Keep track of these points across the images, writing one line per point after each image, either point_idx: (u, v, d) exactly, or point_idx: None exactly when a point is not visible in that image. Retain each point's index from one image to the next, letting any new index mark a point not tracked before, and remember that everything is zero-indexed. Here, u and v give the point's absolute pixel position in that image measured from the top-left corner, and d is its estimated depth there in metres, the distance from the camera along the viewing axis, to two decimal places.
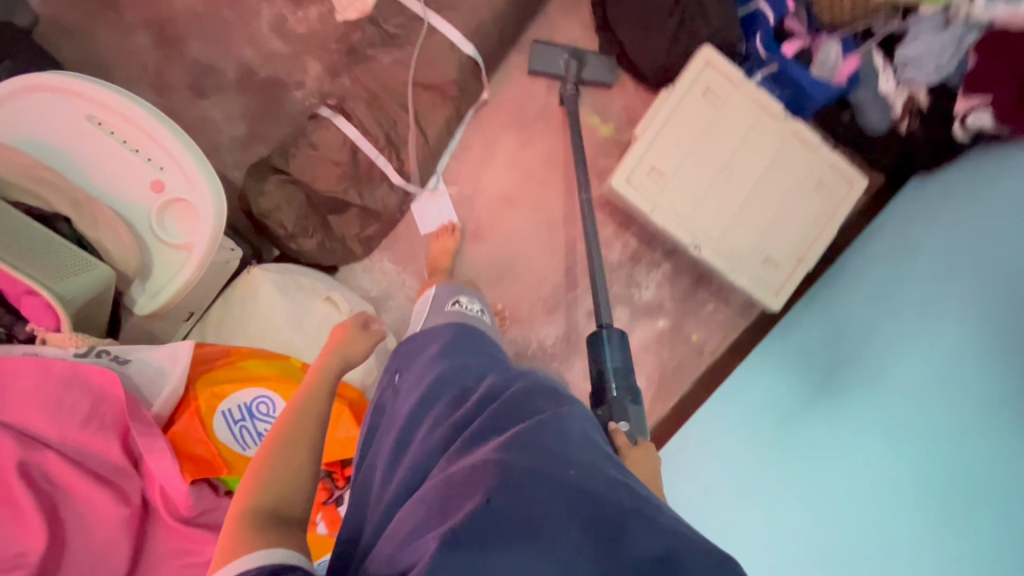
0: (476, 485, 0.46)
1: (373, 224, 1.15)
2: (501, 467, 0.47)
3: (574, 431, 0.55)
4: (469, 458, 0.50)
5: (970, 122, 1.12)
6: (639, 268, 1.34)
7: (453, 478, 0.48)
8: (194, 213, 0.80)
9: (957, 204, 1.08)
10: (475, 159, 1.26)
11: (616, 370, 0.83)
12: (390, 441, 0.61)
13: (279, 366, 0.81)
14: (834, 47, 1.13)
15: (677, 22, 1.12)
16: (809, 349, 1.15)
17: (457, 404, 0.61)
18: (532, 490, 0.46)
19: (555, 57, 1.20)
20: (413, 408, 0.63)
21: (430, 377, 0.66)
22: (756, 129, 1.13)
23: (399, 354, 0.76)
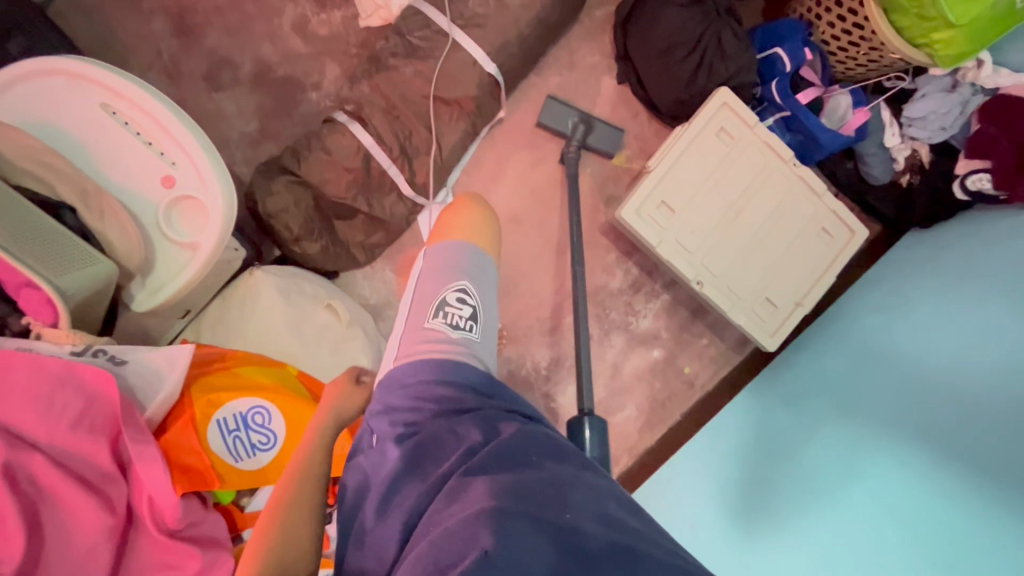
0: (473, 539, 0.47)
1: (378, 233, 1.14)
2: (495, 519, 0.48)
3: (561, 470, 0.57)
4: (464, 510, 0.51)
5: (970, 183, 1.15)
6: (638, 296, 1.34)
7: (453, 532, 0.49)
8: (203, 212, 0.78)
9: (951, 259, 1.11)
10: (485, 175, 1.26)
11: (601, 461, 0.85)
12: (378, 492, 0.63)
13: (273, 375, 0.80)
14: (844, 98, 1.18)
15: (697, 61, 1.13)
16: (790, 396, 1.17)
17: (446, 450, 0.63)
18: (530, 538, 0.47)
19: (565, 117, 1.21)
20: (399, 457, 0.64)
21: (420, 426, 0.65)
22: (765, 172, 1.14)
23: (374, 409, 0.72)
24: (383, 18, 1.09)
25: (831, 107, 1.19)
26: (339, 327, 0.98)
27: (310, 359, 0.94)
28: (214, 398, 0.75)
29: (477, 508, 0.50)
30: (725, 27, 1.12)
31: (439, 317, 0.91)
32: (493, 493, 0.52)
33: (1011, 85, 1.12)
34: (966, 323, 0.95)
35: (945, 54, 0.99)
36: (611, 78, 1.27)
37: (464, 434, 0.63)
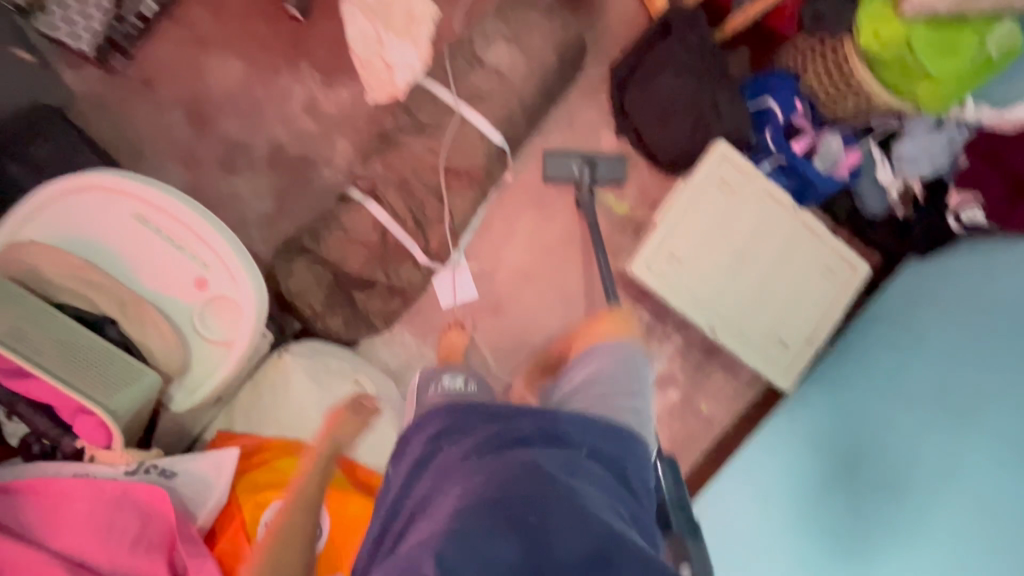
0: (427, 550, 0.49)
1: (396, 300, 1.16)
2: (456, 536, 0.49)
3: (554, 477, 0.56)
4: (436, 524, 0.52)
5: (964, 217, 1.18)
6: (651, 340, 1.37)
7: (416, 543, 0.52)
8: (236, 309, 0.81)
9: (962, 281, 1.14)
10: (495, 235, 1.29)
11: (674, 504, 0.82)
12: (385, 514, 0.63)
13: None
14: (834, 141, 1.21)
15: (693, 116, 1.17)
16: (831, 411, 1.18)
17: (450, 455, 0.63)
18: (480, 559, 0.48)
19: (568, 163, 1.26)
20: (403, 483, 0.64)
21: (423, 442, 0.67)
22: (768, 219, 1.18)
23: (399, 442, 0.70)
24: (388, 94, 1.15)
25: (823, 150, 1.21)
26: None
27: None
28: (259, 499, 0.80)
29: (447, 522, 0.51)
30: (718, 84, 1.17)
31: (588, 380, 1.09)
32: (462, 508, 0.52)
33: (993, 120, 1.17)
34: (984, 351, 0.98)
35: (930, 100, 1.02)
36: (610, 133, 1.31)
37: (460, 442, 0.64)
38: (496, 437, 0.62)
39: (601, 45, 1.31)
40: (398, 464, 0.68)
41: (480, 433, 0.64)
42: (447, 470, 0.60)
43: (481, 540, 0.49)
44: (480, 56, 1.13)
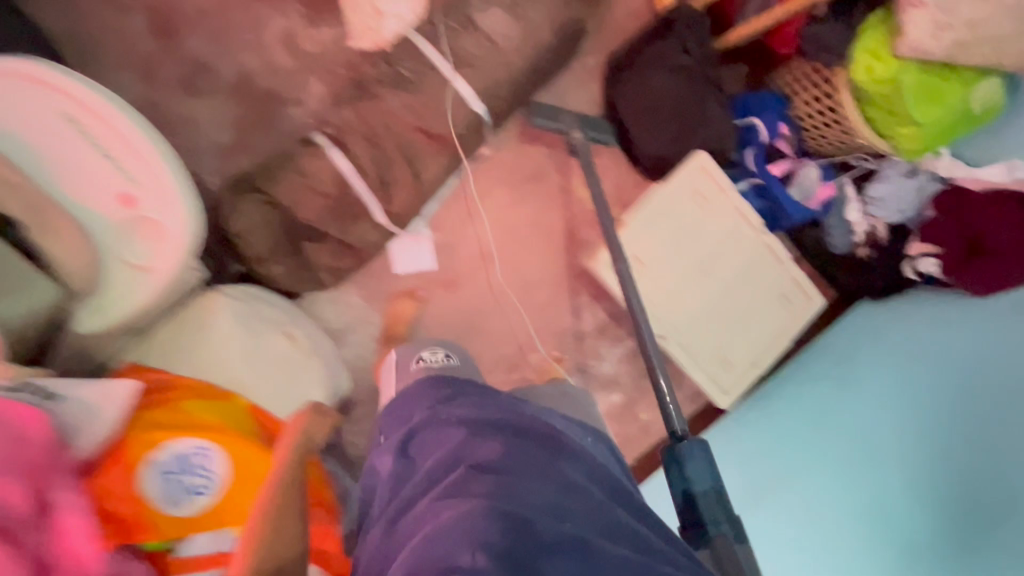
0: (457, 533, 0.49)
1: (347, 258, 1.12)
2: (483, 517, 0.49)
3: (572, 474, 0.58)
4: (460, 500, 0.52)
5: (919, 266, 1.21)
6: (604, 340, 1.34)
7: (439, 526, 0.50)
8: (163, 235, 0.75)
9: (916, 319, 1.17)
10: (462, 209, 1.25)
11: (714, 492, 0.71)
12: (384, 484, 0.65)
13: (219, 414, 0.81)
14: (813, 171, 1.21)
15: (679, 121, 1.16)
16: (773, 426, 1.21)
17: (445, 437, 0.62)
18: (511, 538, 0.48)
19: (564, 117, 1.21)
20: (399, 457, 0.65)
21: (416, 420, 0.69)
22: (735, 237, 1.18)
23: (388, 413, 0.76)
24: (373, 42, 1.08)
25: (801, 179, 1.21)
26: (300, 356, 0.96)
27: (261, 391, 0.91)
28: (152, 439, 0.74)
29: (472, 496, 0.52)
30: (709, 94, 1.15)
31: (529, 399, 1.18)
32: (490, 490, 0.53)
33: (963, 177, 1.19)
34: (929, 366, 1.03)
35: (915, 147, 1.02)
36: None
37: (458, 425, 0.63)
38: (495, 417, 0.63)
39: (600, 33, 1.27)
40: (393, 440, 0.69)
41: (472, 413, 0.65)
42: (449, 452, 0.60)
43: (513, 519, 0.50)
44: (474, 17, 1.07)
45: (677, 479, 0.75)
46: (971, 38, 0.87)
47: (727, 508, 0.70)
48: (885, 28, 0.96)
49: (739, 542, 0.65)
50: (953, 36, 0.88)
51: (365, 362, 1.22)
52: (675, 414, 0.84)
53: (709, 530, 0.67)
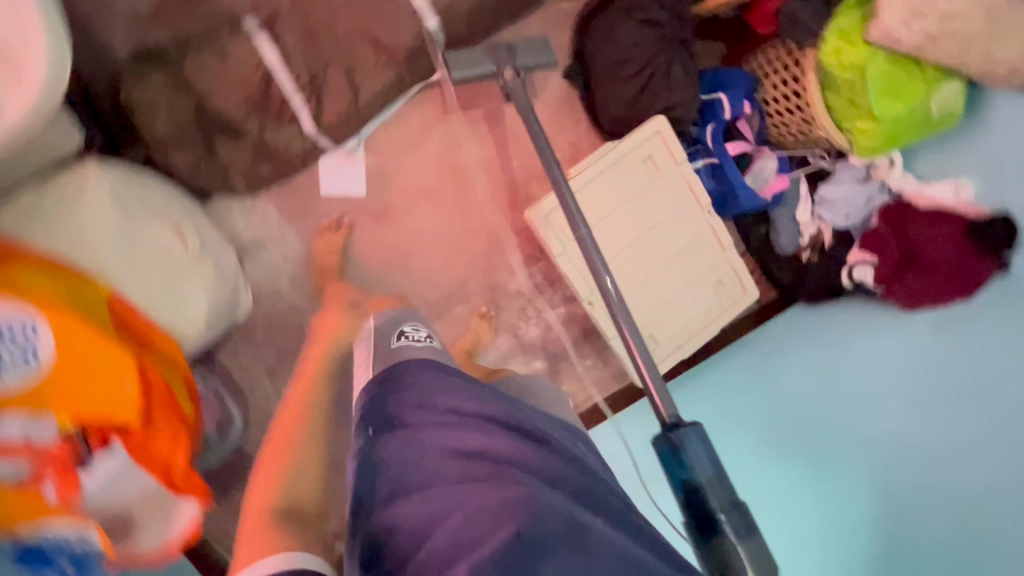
0: (503, 525, 0.47)
1: (266, 164, 1.03)
2: (527, 527, 0.47)
3: (593, 482, 0.58)
4: (503, 497, 0.49)
5: (855, 273, 1.20)
6: (535, 303, 1.27)
7: (479, 535, 0.47)
8: (16, 76, 0.67)
9: (856, 322, 1.17)
10: (404, 138, 1.17)
11: (711, 483, 0.71)
12: (361, 481, 0.54)
13: (58, 282, 0.70)
14: (770, 162, 1.18)
15: (645, 79, 1.09)
16: (733, 421, 1.16)
17: (460, 438, 0.55)
18: (566, 541, 0.47)
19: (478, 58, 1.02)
20: (384, 425, 0.56)
21: (425, 411, 0.57)
22: (680, 212, 1.14)
23: (372, 389, 0.62)
24: None
25: (757, 168, 1.18)
26: (186, 253, 0.87)
27: (127, 282, 0.80)
28: None
29: (514, 489, 0.50)
30: (678, 58, 1.10)
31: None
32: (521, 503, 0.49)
33: (911, 191, 1.17)
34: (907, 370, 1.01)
35: (867, 144, 1.00)
36: (559, 76, 1.21)
37: (476, 425, 0.56)
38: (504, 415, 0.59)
39: None
40: (379, 415, 0.58)
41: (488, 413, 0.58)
42: (467, 456, 0.53)
43: (565, 520, 0.49)
44: None
45: (677, 470, 0.74)
46: (940, 31, 0.84)
47: (729, 496, 0.70)
48: (862, 15, 0.94)
49: (742, 539, 0.66)
50: (921, 27, 0.85)
51: (274, 281, 1.14)
52: (662, 403, 0.82)
53: (720, 526, 0.68)
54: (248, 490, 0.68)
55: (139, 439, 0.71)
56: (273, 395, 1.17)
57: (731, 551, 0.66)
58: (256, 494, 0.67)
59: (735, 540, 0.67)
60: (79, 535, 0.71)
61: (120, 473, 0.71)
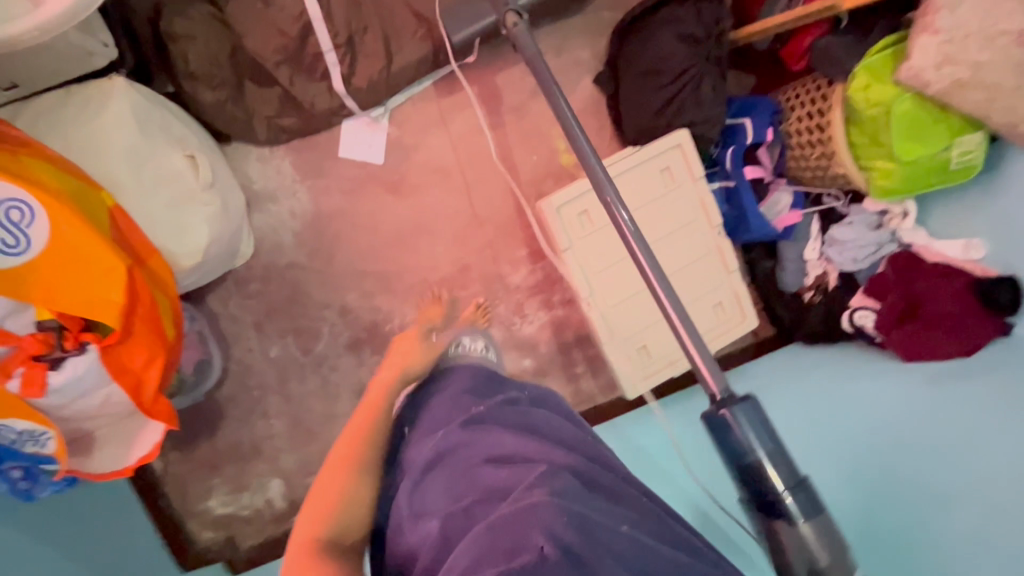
0: (525, 536, 0.48)
1: (291, 116, 1.04)
2: (563, 525, 0.49)
3: (618, 487, 0.61)
4: (512, 499, 0.54)
5: (857, 317, 1.19)
6: (533, 301, 1.26)
7: (501, 523, 0.51)
8: None
9: (878, 364, 1.13)
10: (430, 115, 1.18)
11: (772, 458, 0.60)
12: (418, 470, 0.67)
13: (69, 183, 0.74)
14: (785, 197, 1.19)
15: (671, 93, 1.11)
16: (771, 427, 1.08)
17: (497, 435, 0.65)
18: (582, 536, 0.49)
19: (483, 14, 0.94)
20: (427, 443, 0.70)
21: (475, 405, 0.72)
22: (690, 226, 1.14)
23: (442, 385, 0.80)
24: None
25: (773, 200, 1.20)
26: (194, 182, 0.87)
27: (135, 199, 0.83)
28: None
29: (533, 497, 0.52)
30: (709, 75, 1.11)
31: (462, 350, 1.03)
32: (563, 512, 0.51)
33: (922, 245, 1.17)
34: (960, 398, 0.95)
35: (885, 184, 1.01)
36: (590, 80, 1.23)
37: (517, 415, 0.70)
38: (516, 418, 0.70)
39: None
40: (421, 432, 0.73)
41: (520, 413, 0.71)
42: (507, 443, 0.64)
43: (581, 520, 0.51)
44: None
45: (725, 443, 0.63)
46: (971, 78, 0.86)
47: (792, 471, 0.61)
48: (893, 52, 0.94)
49: (806, 519, 0.60)
50: (952, 72, 0.86)
51: (276, 234, 1.15)
52: (707, 367, 0.66)
53: (784, 504, 0.60)
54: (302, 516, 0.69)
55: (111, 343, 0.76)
56: (258, 346, 1.16)
57: (793, 533, 0.60)
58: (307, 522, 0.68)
59: (800, 522, 0.60)
60: (36, 430, 0.75)
61: (88, 373, 0.76)
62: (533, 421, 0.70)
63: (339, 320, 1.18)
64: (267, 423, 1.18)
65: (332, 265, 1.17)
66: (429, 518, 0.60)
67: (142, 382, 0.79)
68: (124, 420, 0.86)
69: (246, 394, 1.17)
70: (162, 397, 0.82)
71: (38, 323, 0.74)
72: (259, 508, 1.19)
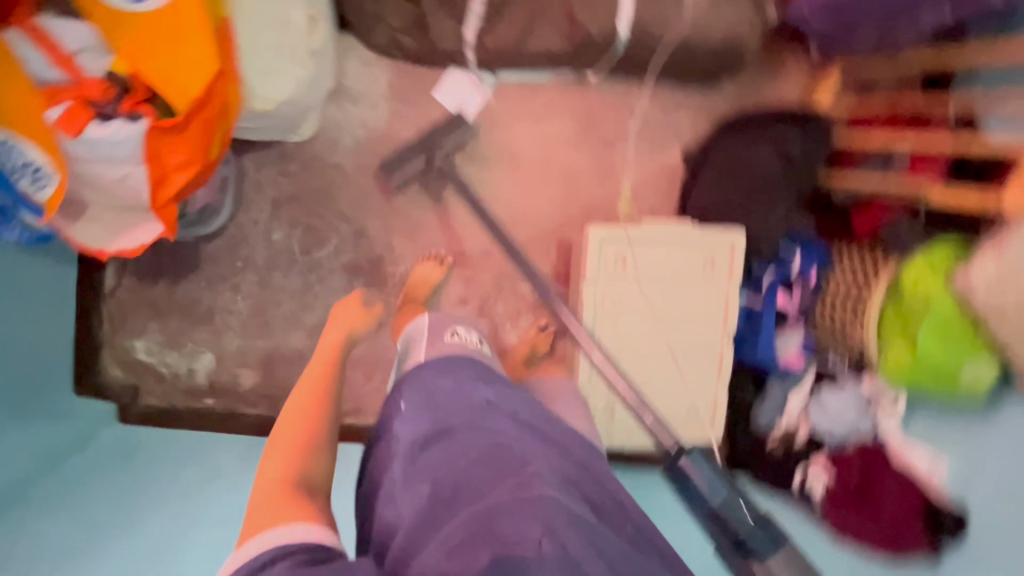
0: (524, 522, 0.48)
1: (412, 38, 1.05)
2: (556, 517, 0.49)
3: (608, 500, 0.60)
4: (513, 486, 0.52)
5: (807, 479, 1.20)
6: (528, 315, 1.26)
7: (495, 512, 0.50)
8: None
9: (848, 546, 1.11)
10: (529, 105, 1.20)
11: (730, 501, 0.68)
12: (404, 449, 0.63)
13: None
14: (793, 340, 1.24)
15: (749, 193, 1.14)
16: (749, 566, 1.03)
17: (491, 421, 0.63)
18: (580, 535, 0.49)
19: (408, 159, 1.10)
20: (421, 415, 0.66)
21: (471, 386, 0.70)
22: (704, 321, 1.14)
23: (434, 361, 0.77)
24: None
25: (783, 337, 1.24)
26: (303, 41, 0.87)
27: (245, 25, 0.82)
28: None
29: (535, 491, 0.51)
30: (788, 195, 1.14)
31: (456, 338, 0.86)
32: (555, 505, 0.50)
33: (894, 444, 1.16)
34: None
35: (891, 364, 1.06)
36: (678, 151, 1.28)
37: (515, 408, 0.68)
38: (518, 409, 0.68)
39: (746, 91, 1.28)
40: (416, 403, 0.68)
41: (519, 406, 0.69)
42: (498, 434, 0.61)
43: (579, 520, 0.50)
44: None
45: (691, 496, 0.72)
46: (1010, 311, 0.88)
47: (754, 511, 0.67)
48: (954, 255, 0.99)
49: (771, 555, 0.64)
50: (998, 298, 0.90)
51: (337, 133, 1.14)
52: (660, 430, 0.88)
53: (749, 545, 0.65)
54: (266, 454, 0.65)
55: (160, 127, 0.77)
56: (265, 223, 1.14)
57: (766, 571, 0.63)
58: (279, 459, 0.64)
59: (767, 558, 0.64)
60: (42, 167, 0.77)
61: (126, 143, 0.77)
62: (524, 412, 0.69)
63: (350, 240, 1.17)
64: (232, 298, 1.14)
65: (372, 188, 1.16)
66: (419, 487, 0.57)
67: (165, 180, 0.82)
68: (124, 211, 0.87)
69: (227, 261, 1.13)
70: (174, 202, 0.84)
71: (109, 73, 0.78)
72: (179, 372, 1.14)
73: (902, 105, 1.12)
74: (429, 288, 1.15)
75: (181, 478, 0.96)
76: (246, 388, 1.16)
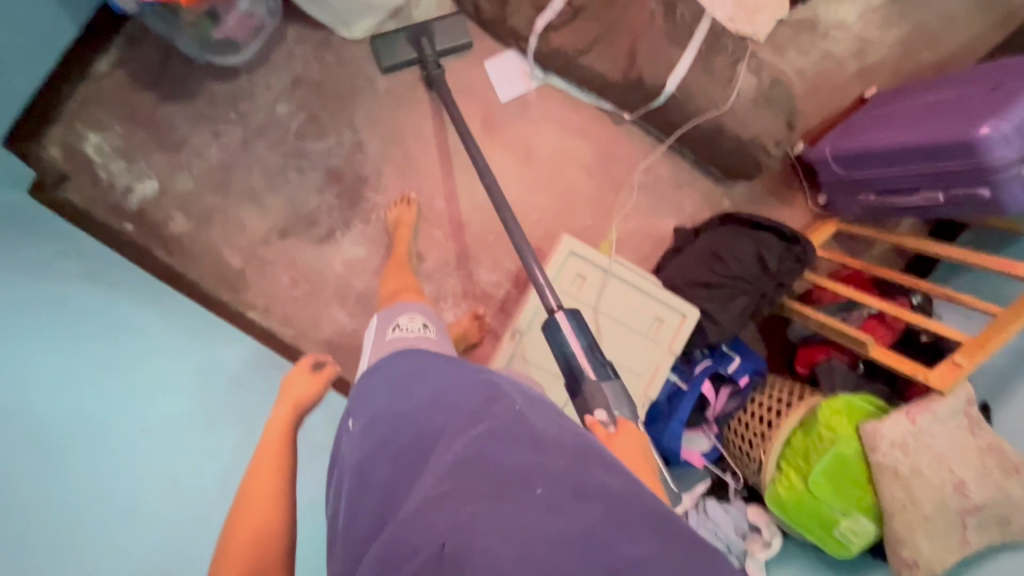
0: (431, 521, 0.42)
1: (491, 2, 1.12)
2: (468, 503, 0.43)
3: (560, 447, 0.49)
4: (435, 481, 0.46)
5: None
6: (471, 300, 1.25)
7: (411, 515, 0.43)
8: None
9: None
10: (563, 118, 1.25)
11: (584, 347, 0.77)
12: (351, 466, 0.57)
13: None
14: (701, 441, 1.19)
15: (714, 279, 1.17)
16: None
17: (422, 406, 0.56)
18: (490, 519, 0.42)
19: (403, 48, 1.13)
20: (365, 427, 0.59)
21: (413, 374, 0.63)
22: (630, 377, 1.13)
23: (378, 368, 0.69)
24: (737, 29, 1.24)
25: (693, 435, 1.20)
26: None
27: None
28: None
29: (456, 480, 0.45)
30: (747, 299, 1.17)
31: (398, 332, 0.79)
32: (467, 486, 0.44)
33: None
34: None
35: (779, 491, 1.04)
36: (672, 223, 1.33)
37: (456, 381, 0.60)
38: (458, 383, 0.59)
39: (751, 203, 1.36)
40: (361, 419, 0.62)
41: (462, 378, 0.60)
42: (427, 421, 0.54)
43: (495, 496, 0.44)
44: (746, 61, 1.15)
45: (557, 344, 0.79)
46: (902, 477, 0.93)
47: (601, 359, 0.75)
48: (872, 410, 1.01)
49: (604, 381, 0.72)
50: (896, 458, 0.93)
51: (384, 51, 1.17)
52: (548, 291, 0.86)
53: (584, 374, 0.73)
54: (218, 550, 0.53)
55: None
56: (276, 93, 1.14)
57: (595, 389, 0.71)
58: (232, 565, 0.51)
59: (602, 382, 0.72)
60: None
61: None
62: (467, 381, 0.60)
63: (346, 149, 1.17)
64: (207, 143, 1.12)
65: (389, 113, 1.18)
66: (358, 503, 0.51)
67: None
68: None
69: (223, 108, 1.12)
70: None
71: None
72: (116, 184, 1.10)
73: (872, 271, 1.18)
74: (396, 226, 1.15)
75: (106, 343, 0.84)
76: (174, 232, 1.12)
